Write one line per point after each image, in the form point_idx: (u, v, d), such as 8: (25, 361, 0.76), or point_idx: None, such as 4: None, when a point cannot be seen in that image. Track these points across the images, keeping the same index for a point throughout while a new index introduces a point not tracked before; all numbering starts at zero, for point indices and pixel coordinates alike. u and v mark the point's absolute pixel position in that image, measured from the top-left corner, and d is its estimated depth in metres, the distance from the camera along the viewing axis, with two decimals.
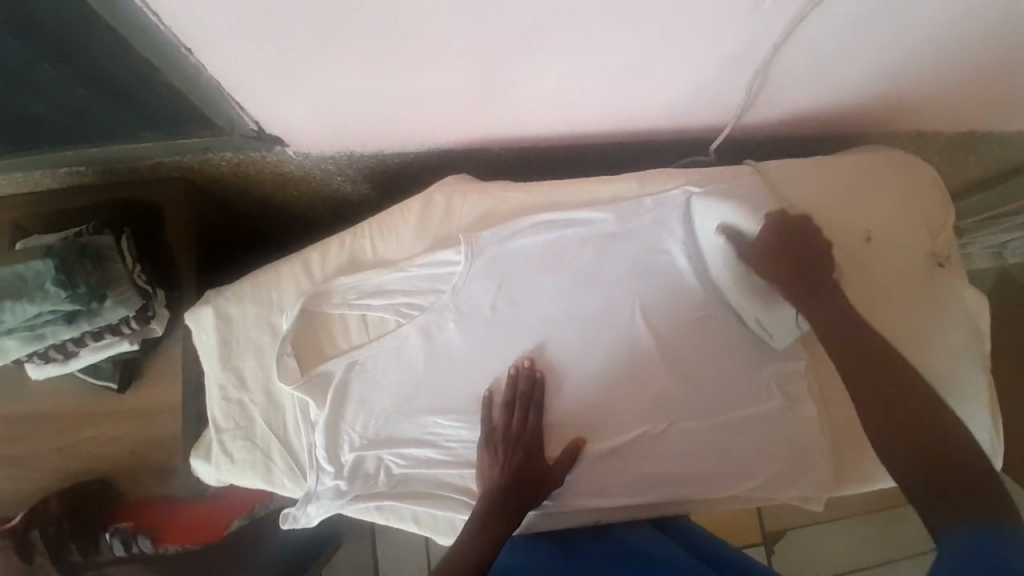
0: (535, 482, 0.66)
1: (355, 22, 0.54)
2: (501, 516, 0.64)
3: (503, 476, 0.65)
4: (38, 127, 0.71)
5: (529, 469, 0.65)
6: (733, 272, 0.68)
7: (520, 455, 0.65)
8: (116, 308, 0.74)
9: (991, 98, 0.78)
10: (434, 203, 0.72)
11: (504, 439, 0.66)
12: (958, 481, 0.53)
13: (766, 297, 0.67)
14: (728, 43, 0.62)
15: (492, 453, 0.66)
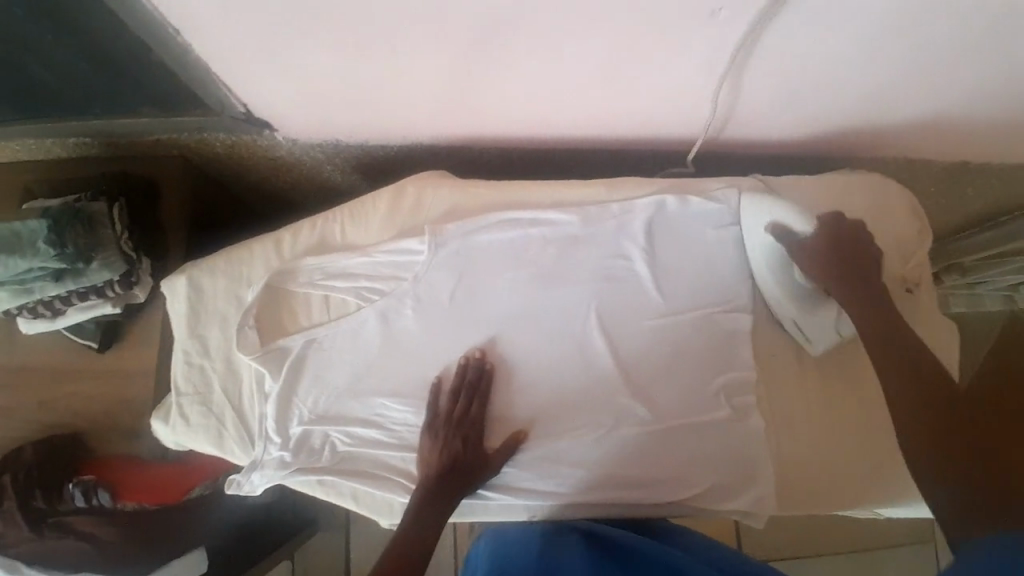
0: (472, 471, 0.67)
1: (323, 10, 0.56)
2: (435, 505, 0.66)
3: (441, 463, 0.67)
4: (48, 96, 0.76)
5: (467, 457, 0.67)
6: (778, 270, 0.69)
7: (458, 444, 0.67)
8: (100, 271, 0.79)
9: (980, 126, 0.77)
10: (405, 193, 0.74)
11: (445, 425, 0.68)
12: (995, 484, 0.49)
13: (804, 300, 0.69)
14: (693, 52, 0.63)
15: (433, 440, 0.68)
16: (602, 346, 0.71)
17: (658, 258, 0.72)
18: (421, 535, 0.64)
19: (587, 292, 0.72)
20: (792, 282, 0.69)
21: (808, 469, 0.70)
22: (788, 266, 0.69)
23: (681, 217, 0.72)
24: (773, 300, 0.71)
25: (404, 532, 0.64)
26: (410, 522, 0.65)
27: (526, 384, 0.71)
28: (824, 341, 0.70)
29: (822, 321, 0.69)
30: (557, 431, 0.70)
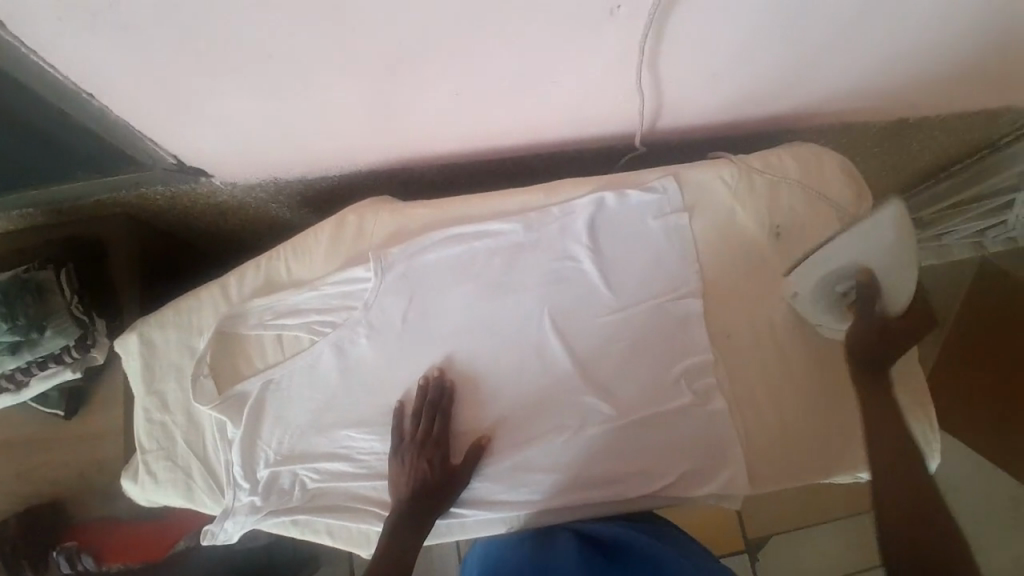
0: (441, 492, 0.67)
1: (228, 55, 0.56)
2: (406, 533, 0.66)
3: (410, 489, 0.67)
4: None
5: (435, 479, 0.67)
6: (835, 276, 0.64)
7: (424, 465, 0.67)
8: (54, 338, 0.79)
9: (906, 83, 0.78)
10: (346, 223, 0.74)
11: (410, 448, 0.68)
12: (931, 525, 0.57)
13: (817, 297, 0.68)
14: (606, 49, 0.63)
15: (400, 466, 0.68)
16: (557, 349, 0.71)
17: (603, 254, 0.72)
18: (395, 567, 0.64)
19: (538, 297, 0.72)
20: (829, 286, 0.66)
21: (767, 445, 0.71)
22: (841, 280, 0.64)
23: (621, 212, 0.73)
24: (801, 272, 0.68)
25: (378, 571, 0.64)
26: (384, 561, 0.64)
27: (487, 397, 0.71)
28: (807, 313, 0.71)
29: (824, 315, 0.69)
30: (524, 440, 0.70)
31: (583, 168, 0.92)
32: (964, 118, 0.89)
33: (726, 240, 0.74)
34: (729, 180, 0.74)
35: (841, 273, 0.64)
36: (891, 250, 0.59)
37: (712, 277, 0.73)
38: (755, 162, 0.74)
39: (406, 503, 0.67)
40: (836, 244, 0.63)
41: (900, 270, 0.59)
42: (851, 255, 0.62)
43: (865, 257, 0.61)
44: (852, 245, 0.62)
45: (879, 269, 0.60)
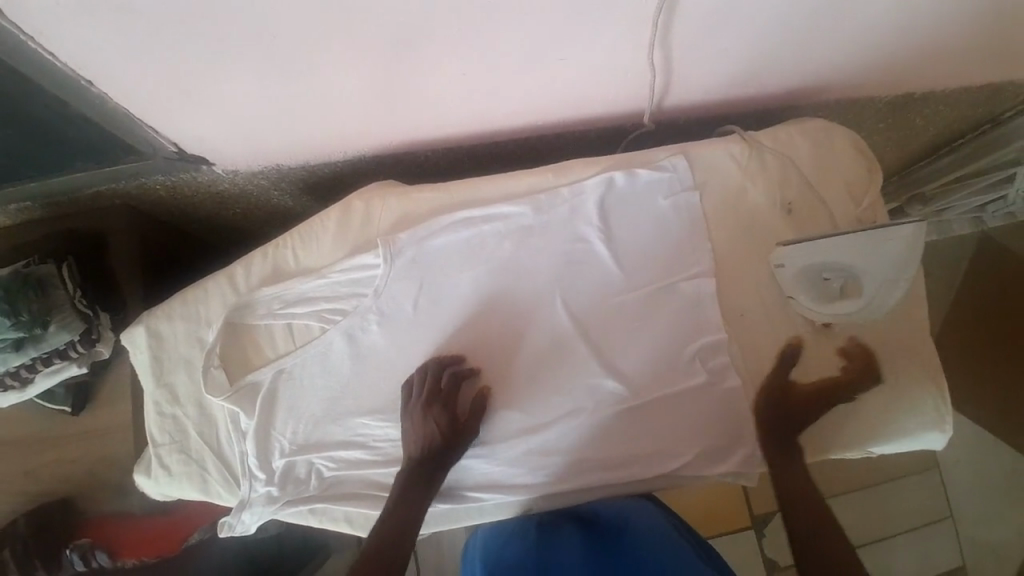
0: (449, 451, 0.67)
1: (235, 39, 0.55)
2: (414, 495, 0.65)
3: (416, 449, 0.67)
4: None
5: (442, 439, 0.66)
6: (843, 271, 0.66)
7: (432, 426, 0.66)
8: (59, 333, 0.77)
9: (915, 58, 0.77)
10: (353, 209, 0.73)
11: (419, 407, 0.67)
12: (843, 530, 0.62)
13: (807, 273, 0.68)
14: (617, 28, 0.62)
15: (408, 426, 0.67)
16: (572, 332, 0.71)
17: (613, 235, 0.72)
18: (403, 528, 0.64)
19: (550, 278, 0.71)
20: (829, 270, 0.67)
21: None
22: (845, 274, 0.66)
23: (631, 192, 0.72)
24: (813, 248, 0.67)
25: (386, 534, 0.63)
26: (391, 523, 0.64)
27: (500, 382, 0.71)
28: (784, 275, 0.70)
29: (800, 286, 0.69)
30: (539, 425, 0.70)
31: (589, 150, 0.91)
32: (968, 93, 0.89)
33: (737, 218, 0.73)
34: (737, 157, 0.73)
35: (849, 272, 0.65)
36: (892, 275, 0.64)
37: (722, 254, 0.72)
38: (765, 139, 0.73)
39: (412, 463, 0.67)
40: (871, 253, 0.63)
41: (882, 302, 0.66)
42: (865, 260, 0.64)
43: (876, 271, 0.64)
44: (871, 251, 0.63)
45: (872, 284, 0.65)
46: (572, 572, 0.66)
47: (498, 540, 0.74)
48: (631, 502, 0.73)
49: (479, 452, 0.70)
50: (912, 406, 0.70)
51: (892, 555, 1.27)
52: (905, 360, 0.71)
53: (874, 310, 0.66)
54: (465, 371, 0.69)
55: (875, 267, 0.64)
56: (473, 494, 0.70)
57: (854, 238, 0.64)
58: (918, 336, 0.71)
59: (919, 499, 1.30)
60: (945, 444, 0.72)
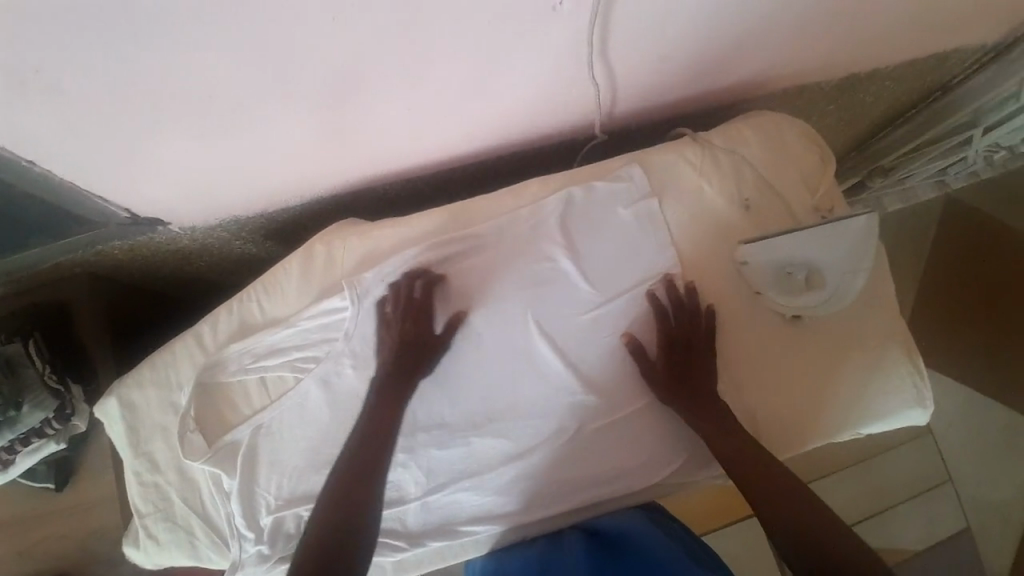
0: (420, 359, 0.69)
1: (170, 102, 0.54)
2: (384, 414, 0.66)
3: (386, 364, 0.68)
4: None
5: (414, 346, 0.68)
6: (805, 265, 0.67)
7: (408, 329, 0.68)
8: (33, 413, 0.76)
9: (852, 41, 0.79)
10: (315, 253, 0.72)
11: (394, 314, 0.69)
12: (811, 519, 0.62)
13: (772, 271, 0.69)
14: (553, 46, 0.62)
15: (383, 331, 0.69)
16: (547, 352, 0.71)
17: (577, 249, 0.72)
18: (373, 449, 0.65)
19: (520, 301, 0.71)
20: (792, 266, 0.68)
21: (764, 419, 0.71)
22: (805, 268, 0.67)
23: (590, 206, 0.72)
24: (775, 247, 0.68)
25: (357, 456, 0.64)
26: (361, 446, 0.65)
27: (481, 409, 0.70)
28: (753, 274, 0.70)
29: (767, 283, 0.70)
30: (526, 449, 0.70)
31: (547, 166, 0.91)
32: (912, 66, 0.90)
33: (699, 218, 0.73)
34: (693, 158, 0.74)
35: (811, 266, 0.67)
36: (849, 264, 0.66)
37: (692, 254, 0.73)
38: (717, 138, 0.74)
39: (383, 381, 0.67)
40: (828, 245, 0.65)
41: (841, 291, 0.68)
42: (825, 251, 0.66)
43: (835, 261, 0.66)
44: (829, 242, 0.65)
45: (834, 272, 0.67)
46: (574, 575, 0.67)
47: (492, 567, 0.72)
48: (635, 514, 0.71)
49: (467, 484, 0.70)
50: (890, 386, 0.71)
51: (896, 523, 1.28)
52: (878, 341, 0.71)
53: (839, 297, 0.68)
54: (435, 280, 0.70)
55: (834, 257, 0.66)
56: (468, 526, 0.70)
57: (816, 231, 0.65)
58: (891, 313, 0.72)
59: (918, 467, 1.31)
60: (927, 418, 0.73)
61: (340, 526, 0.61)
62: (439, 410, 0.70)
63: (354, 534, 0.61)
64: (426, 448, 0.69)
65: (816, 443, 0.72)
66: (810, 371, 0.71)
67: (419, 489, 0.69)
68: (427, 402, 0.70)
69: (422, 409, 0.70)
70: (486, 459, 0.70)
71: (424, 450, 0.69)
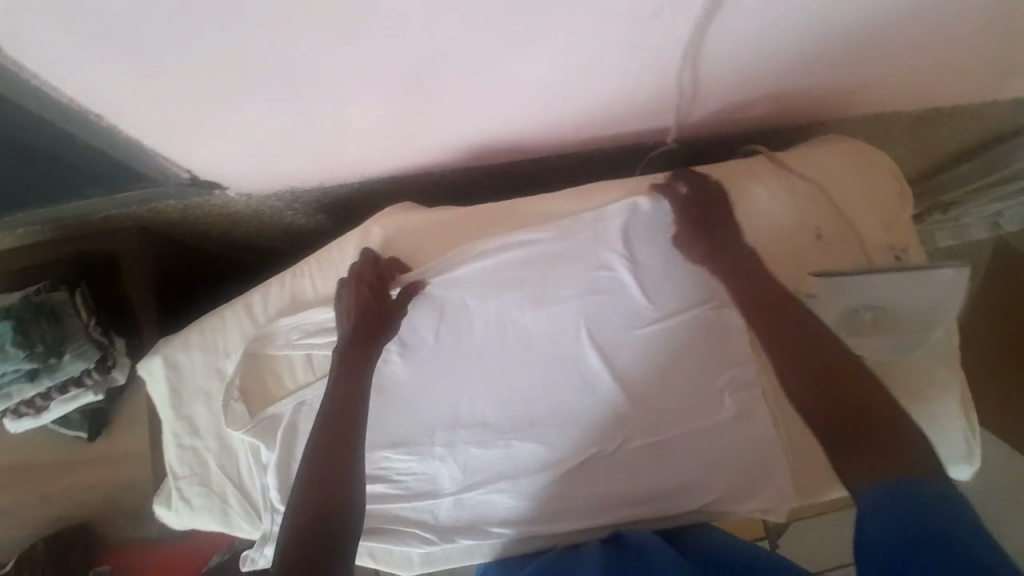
0: (380, 321, 0.65)
1: (252, 70, 0.53)
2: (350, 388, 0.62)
3: (349, 335, 0.65)
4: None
5: (372, 308, 0.65)
6: (877, 308, 0.65)
7: (363, 295, 0.66)
8: (72, 363, 0.77)
9: (943, 75, 0.76)
10: (371, 235, 0.71)
11: (347, 287, 0.67)
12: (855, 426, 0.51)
13: (841, 307, 0.66)
14: (645, 49, 0.60)
15: (341, 306, 0.67)
16: (598, 362, 0.70)
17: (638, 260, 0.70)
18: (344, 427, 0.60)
19: (573, 306, 0.70)
20: (863, 304, 0.65)
21: (802, 459, 0.70)
22: (876, 309, 0.65)
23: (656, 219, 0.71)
24: (850, 282, 0.65)
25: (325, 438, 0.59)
26: (329, 426, 0.59)
27: (523, 411, 0.70)
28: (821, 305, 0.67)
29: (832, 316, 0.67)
30: (563, 455, 0.70)
31: (610, 170, 0.89)
32: (998, 104, 0.87)
33: (766, 244, 0.71)
34: (769, 181, 0.72)
35: (881, 309, 0.65)
36: (925, 310, 0.64)
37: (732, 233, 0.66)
38: (794, 162, 0.72)
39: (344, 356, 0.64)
40: (908, 291, 0.63)
41: (909, 336, 0.66)
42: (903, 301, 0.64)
43: (912, 306, 0.64)
44: (909, 287, 0.63)
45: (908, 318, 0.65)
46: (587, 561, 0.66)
47: (513, 568, 0.70)
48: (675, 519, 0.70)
49: (502, 485, 0.70)
50: (942, 438, 0.71)
51: None
52: (935, 392, 0.70)
53: (912, 348, 0.67)
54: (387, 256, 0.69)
55: (909, 303, 0.64)
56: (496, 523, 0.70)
57: (900, 274, 0.62)
58: (953, 364, 0.71)
59: None
60: (971, 475, 0.73)
61: (314, 521, 0.53)
62: (483, 407, 0.70)
63: (331, 524, 0.54)
64: (467, 445, 0.69)
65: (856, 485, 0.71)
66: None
67: (454, 485, 0.70)
68: (473, 398, 0.70)
69: (467, 405, 0.70)
70: (524, 461, 0.70)
71: (465, 446, 0.70)
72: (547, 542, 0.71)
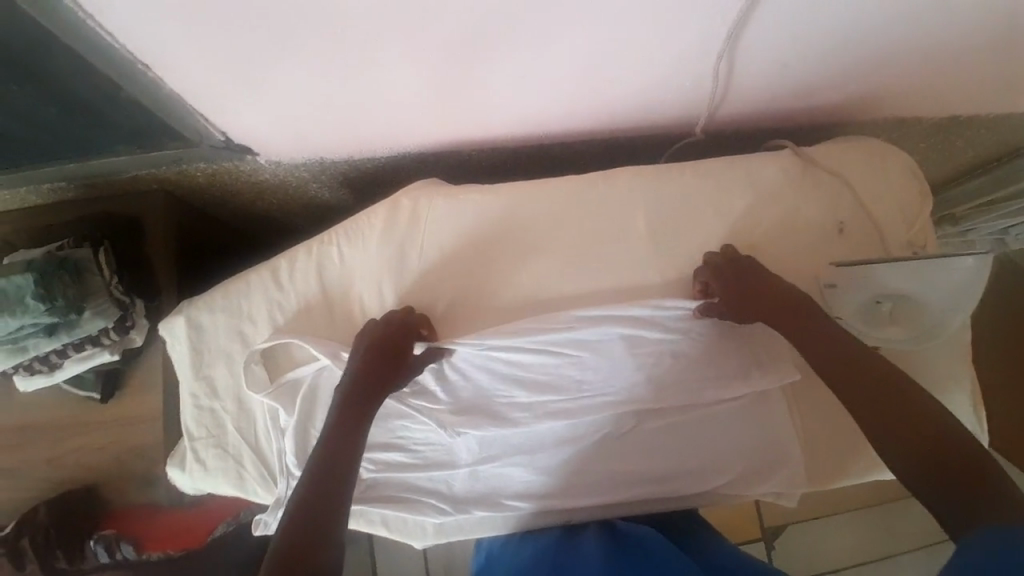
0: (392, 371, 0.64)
1: (297, 33, 0.53)
2: (347, 427, 0.61)
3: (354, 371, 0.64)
4: (28, 147, 0.72)
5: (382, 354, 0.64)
6: (897, 300, 0.67)
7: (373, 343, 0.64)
8: (93, 320, 0.76)
9: (967, 84, 0.77)
10: (400, 207, 0.72)
11: (363, 334, 0.66)
12: (949, 462, 0.50)
13: (859, 304, 0.68)
14: (689, 35, 0.61)
15: (354, 351, 0.65)
16: (622, 352, 0.69)
17: (658, 244, 0.72)
18: (340, 461, 0.58)
19: (597, 334, 0.68)
20: (878, 296, 0.67)
21: (816, 447, 0.71)
22: (894, 297, 0.66)
23: (681, 207, 0.73)
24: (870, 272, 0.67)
25: (317, 476, 0.57)
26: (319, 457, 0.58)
27: (551, 394, 0.70)
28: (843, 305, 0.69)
29: (850, 306, 0.68)
30: (580, 433, 0.71)
31: (633, 157, 0.90)
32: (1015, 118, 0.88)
33: (789, 238, 0.72)
34: (793, 174, 0.73)
35: (900, 300, 0.67)
36: (946, 296, 0.65)
37: (771, 293, 0.64)
38: (820, 157, 0.74)
39: (344, 401, 0.62)
40: (930, 282, 0.65)
41: (929, 329, 0.67)
42: (927, 289, 0.65)
43: (930, 295, 0.65)
44: (928, 273, 0.64)
45: (932, 306, 0.66)
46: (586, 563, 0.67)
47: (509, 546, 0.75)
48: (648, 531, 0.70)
49: (519, 459, 0.71)
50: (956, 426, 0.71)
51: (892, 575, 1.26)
52: (946, 393, 0.71)
53: (932, 339, 0.68)
54: (409, 321, 0.66)
55: (931, 294, 0.65)
56: (515, 495, 0.72)
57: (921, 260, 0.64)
58: (964, 361, 0.72)
59: (929, 520, 1.29)
60: None
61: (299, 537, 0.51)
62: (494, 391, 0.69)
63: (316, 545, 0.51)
64: (466, 429, 0.69)
65: (860, 477, 0.72)
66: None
67: (470, 456, 0.71)
68: (484, 380, 0.69)
69: (473, 386, 0.69)
70: (546, 441, 0.71)
71: (465, 429, 0.69)
72: (555, 520, 0.74)
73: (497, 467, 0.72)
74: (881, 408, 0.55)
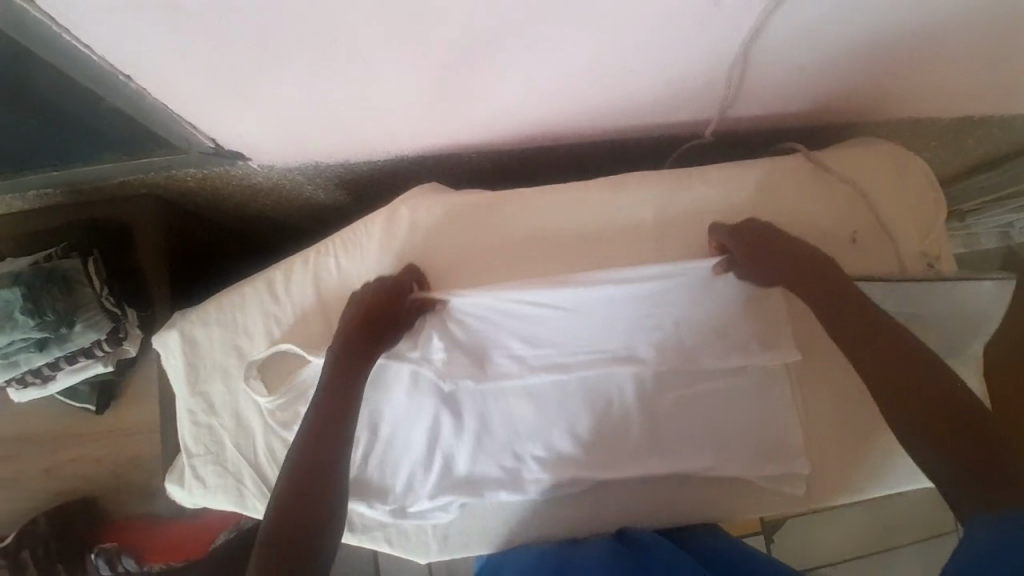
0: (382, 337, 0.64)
1: (287, 43, 0.50)
2: (338, 394, 0.61)
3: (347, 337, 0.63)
4: (10, 156, 0.69)
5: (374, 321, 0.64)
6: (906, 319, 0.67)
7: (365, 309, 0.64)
8: (84, 333, 0.74)
9: (984, 85, 0.75)
10: (399, 216, 0.69)
11: (355, 299, 0.66)
12: (956, 424, 0.51)
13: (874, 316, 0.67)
14: (700, 38, 0.59)
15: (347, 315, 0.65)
16: (632, 311, 0.68)
17: (665, 254, 0.70)
18: (331, 430, 0.59)
19: (606, 297, 0.67)
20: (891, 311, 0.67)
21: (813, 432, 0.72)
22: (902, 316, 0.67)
23: (689, 216, 0.71)
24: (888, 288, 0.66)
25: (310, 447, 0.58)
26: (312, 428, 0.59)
27: (550, 350, 0.69)
28: None
29: None
30: (579, 395, 0.71)
31: (638, 158, 0.87)
32: None
33: None
34: (804, 180, 0.71)
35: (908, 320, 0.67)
36: (947, 321, 0.67)
37: (780, 251, 0.64)
38: (833, 162, 0.71)
39: (335, 368, 0.62)
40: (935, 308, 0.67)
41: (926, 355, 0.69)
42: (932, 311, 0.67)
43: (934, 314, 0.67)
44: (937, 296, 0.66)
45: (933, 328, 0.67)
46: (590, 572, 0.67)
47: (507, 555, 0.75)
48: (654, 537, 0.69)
49: (523, 442, 0.71)
50: None
51: (888, 567, 1.28)
52: None
53: None
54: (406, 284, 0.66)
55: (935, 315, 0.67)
56: (517, 464, 0.71)
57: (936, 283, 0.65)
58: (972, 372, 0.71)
59: (928, 512, 1.30)
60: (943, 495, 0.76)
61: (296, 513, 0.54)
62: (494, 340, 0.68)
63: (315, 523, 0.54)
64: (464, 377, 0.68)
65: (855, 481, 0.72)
66: (870, 414, 0.72)
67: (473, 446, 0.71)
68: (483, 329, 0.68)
69: (474, 345, 0.68)
70: (545, 407, 0.70)
71: (463, 377, 0.68)
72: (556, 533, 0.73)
73: (502, 450, 0.71)
74: (883, 364, 0.55)
